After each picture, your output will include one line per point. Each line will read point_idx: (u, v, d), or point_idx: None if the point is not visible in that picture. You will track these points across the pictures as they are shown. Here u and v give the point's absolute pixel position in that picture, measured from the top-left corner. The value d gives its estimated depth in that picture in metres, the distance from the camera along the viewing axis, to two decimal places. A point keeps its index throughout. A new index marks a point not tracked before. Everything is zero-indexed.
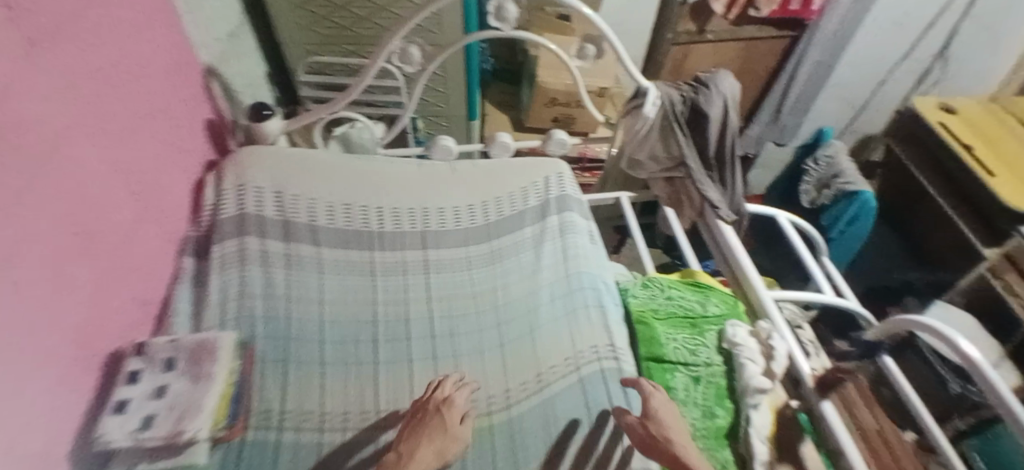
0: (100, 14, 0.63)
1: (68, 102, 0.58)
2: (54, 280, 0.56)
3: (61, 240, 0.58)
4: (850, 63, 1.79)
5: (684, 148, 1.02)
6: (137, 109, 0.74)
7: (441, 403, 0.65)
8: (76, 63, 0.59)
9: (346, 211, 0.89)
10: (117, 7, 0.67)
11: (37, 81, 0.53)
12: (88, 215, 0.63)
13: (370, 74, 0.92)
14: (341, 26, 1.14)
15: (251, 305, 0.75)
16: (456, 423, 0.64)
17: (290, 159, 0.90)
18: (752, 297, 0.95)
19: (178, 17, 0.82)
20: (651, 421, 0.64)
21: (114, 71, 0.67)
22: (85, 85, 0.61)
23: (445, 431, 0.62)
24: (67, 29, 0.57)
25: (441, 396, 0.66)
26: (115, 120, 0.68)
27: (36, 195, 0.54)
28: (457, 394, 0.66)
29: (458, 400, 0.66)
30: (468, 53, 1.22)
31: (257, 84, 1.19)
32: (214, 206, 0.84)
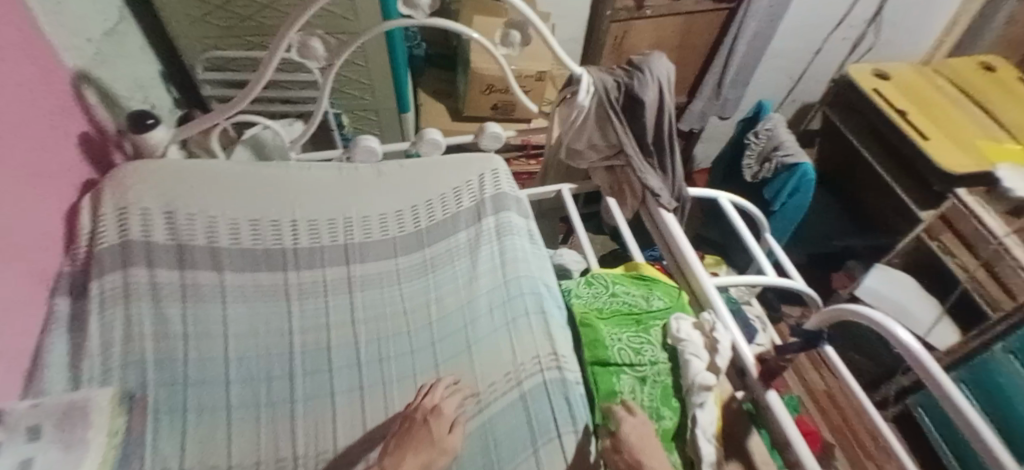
0: None
1: None
2: None
3: None
4: (786, 34, 1.80)
5: (621, 136, 0.97)
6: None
7: (429, 412, 0.65)
8: None
9: (253, 227, 0.80)
10: None
11: None
12: None
13: (269, 69, 0.81)
14: (240, 16, 1.02)
15: (140, 348, 0.66)
16: (447, 432, 0.64)
17: (180, 173, 0.79)
18: (696, 287, 0.93)
19: (27, 15, 0.69)
20: (622, 443, 0.62)
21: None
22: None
23: (433, 442, 0.61)
24: None
25: (430, 404, 0.66)
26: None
27: None
28: (446, 403, 0.67)
29: (447, 408, 0.66)
30: (391, 40, 1.12)
31: (149, 86, 1.05)
32: (92, 235, 0.73)
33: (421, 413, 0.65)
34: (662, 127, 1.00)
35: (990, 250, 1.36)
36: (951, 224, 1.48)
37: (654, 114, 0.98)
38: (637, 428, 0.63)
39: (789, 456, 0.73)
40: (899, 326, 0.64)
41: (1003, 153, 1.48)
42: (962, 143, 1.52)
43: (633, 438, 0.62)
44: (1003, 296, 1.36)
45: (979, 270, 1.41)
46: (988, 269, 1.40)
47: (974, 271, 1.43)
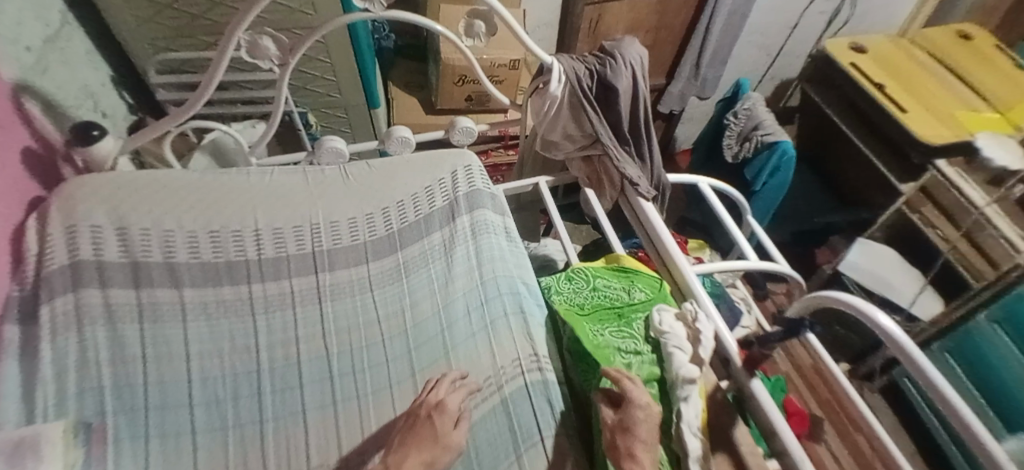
0: None
1: None
2: None
3: None
4: (764, 11, 1.77)
5: (596, 126, 0.93)
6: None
7: (434, 408, 0.61)
8: None
9: (212, 240, 0.76)
10: None
11: None
12: None
13: (220, 70, 0.77)
14: (190, 15, 0.97)
15: (97, 374, 0.63)
16: (452, 430, 0.61)
17: (130, 186, 0.74)
18: (678, 275, 0.92)
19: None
20: (624, 434, 0.62)
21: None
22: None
23: (436, 442, 0.58)
24: None
25: (434, 400, 0.63)
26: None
27: None
28: (451, 398, 0.63)
29: (451, 403, 0.62)
30: (354, 32, 1.07)
31: (97, 91, 0.99)
32: (38, 255, 0.68)
33: (424, 413, 0.61)
34: (637, 115, 0.98)
35: (971, 220, 1.37)
36: (934, 198, 1.47)
37: (629, 101, 0.96)
38: (644, 422, 0.63)
39: (774, 445, 0.72)
40: (879, 311, 0.63)
41: (980, 122, 1.49)
42: (940, 114, 1.52)
43: (633, 430, 0.62)
44: (982, 264, 1.36)
45: (961, 241, 1.41)
46: (969, 239, 1.40)
47: (957, 243, 1.42)
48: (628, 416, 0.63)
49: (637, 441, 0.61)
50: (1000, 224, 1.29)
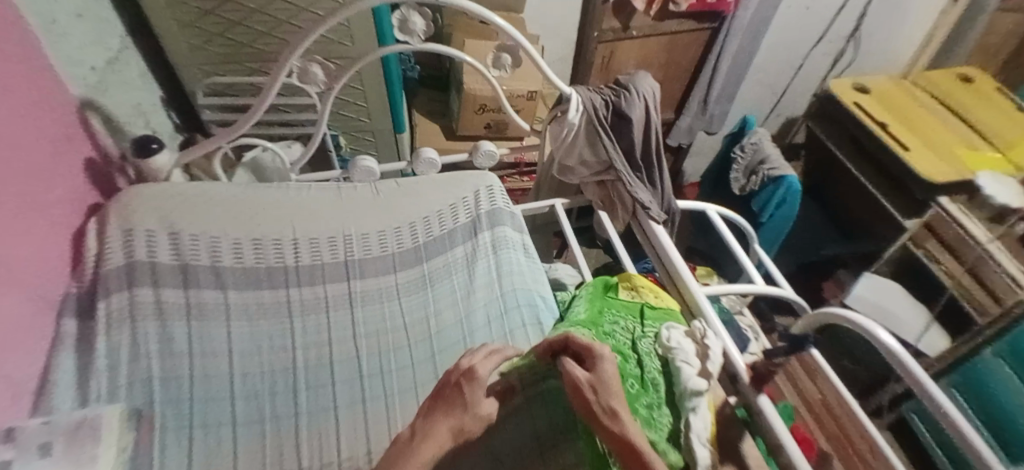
0: None
1: None
2: None
3: None
4: (767, 51, 1.88)
5: (611, 152, 1.00)
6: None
7: (463, 375, 0.63)
8: None
9: (255, 247, 0.81)
10: None
11: None
12: None
13: (272, 92, 0.85)
14: (240, 43, 1.06)
15: (146, 366, 0.67)
16: (475, 396, 0.62)
17: (184, 195, 0.81)
18: (688, 296, 0.96)
19: (25, 43, 0.71)
20: (601, 387, 0.63)
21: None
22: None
23: (465, 408, 0.61)
24: None
25: (465, 366, 0.64)
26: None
27: None
28: (482, 364, 0.64)
29: (482, 370, 0.64)
30: (387, 64, 1.16)
31: (149, 110, 1.08)
32: (98, 256, 0.74)
33: (454, 379, 0.63)
34: (649, 143, 1.04)
35: (975, 255, 1.38)
36: (935, 232, 1.51)
37: (642, 130, 1.02)
38: (615, 375, 0.64)
39: (782, 460, 0.74)
40: (880, 327, 0.68)
41: (982, 160, 1.54)
42: (941, 151, 1.59)
43: (609, 387, 0.63)
44: (987, 299, 1.36)
45: (965, 276, 1.42)
46: (974, 275, 1.40)
47: (962, 278, 1.43)
48: (600, 375, 0.64)
49: (616, 391, 0.63)
50: (1001, 260, 1.30)
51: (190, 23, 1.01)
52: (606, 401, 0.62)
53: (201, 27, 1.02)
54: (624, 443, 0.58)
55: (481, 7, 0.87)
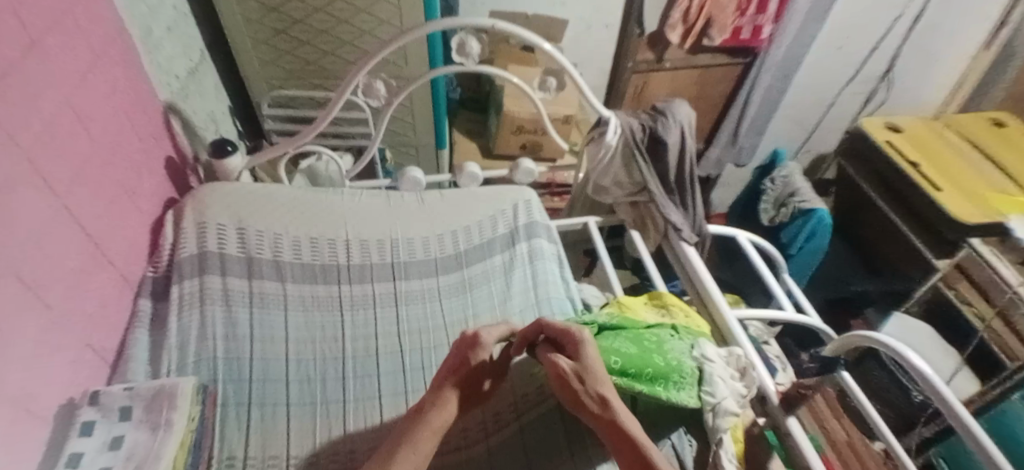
0: (57, 55, 0.63)
1: (33, 150, 0.58)
2: (27, 340, 0.55)
3: (14, 295, 0.54)
4: (798, 88, 1.92)
5: (646, 175, 1.05)
6: (87, 147, 0.69)
7: (469, 345, 0.67)
8: (35, 112, 0.59)
9: (313, 245, 0.88)
10: (74, 45, 0.66)
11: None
12: (43, 264, 0.59)
13: (337, 106, 0.98)
14: (305, 60, 1.16)
15: (213, 346, 0.73)
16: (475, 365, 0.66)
17: (251, 194, 0.89)
18: (718, 317, 0.98)
19: (129, 53, 0.81)
20: (586, 375, 0.65)
21: (53, 105, 0.62)
22: (23, 121, 0.56)
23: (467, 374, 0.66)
24: (24, 77, 0.57)
25: (472, 336, 0.68)
26: (60, 165, 0.63)
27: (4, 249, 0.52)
28: (485, 334, 0.69)
29: (486, 339, 0.68)
30: (435, 86, 1.24)
31: (219, 118, 1.18)
32: (174, 245, 0.82)
33: (460, 350, 0.67)
34: (683, 168, 1.09)
35: (1005, 299, 1.42)
36: (966, 273, 1.54)
37: (677, 155, 1.07)
38: (598, 359, 0.66)
39: None
40: (911, 351, 0.71)
41: (1018, 204, 1.53)
42: (975, 195, 1.57)
43: (596, 374, 0.65)
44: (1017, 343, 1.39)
45: (996, 319, 1.45)
46: (1003, 318, 1.44)
47: (989, 319, 1.47)
48: (583, 365, 0.65)
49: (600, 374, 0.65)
50: None
51: (263, 40, 1.11)
52: (589, 383, 0.64)
53: (272, 45, 1.12)
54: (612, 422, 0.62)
55: (531, 34, 0.95)
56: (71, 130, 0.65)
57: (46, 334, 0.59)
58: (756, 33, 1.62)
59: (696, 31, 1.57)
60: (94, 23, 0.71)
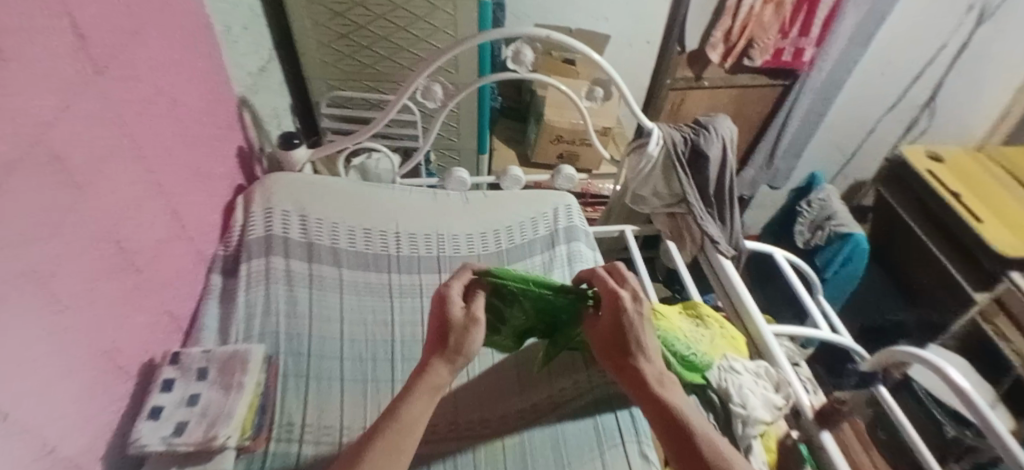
0: (150, 46, 0.70)
1: (124, 129, 0.64)
2: (111, 299, 0.61)
3: (101, 257, 0.59)
4: (838, 112, 1.91)
5: (686, 188, 1.07)
6: (173, 131, 0.76)
7: (440, 301, 0.64)
8: (128, 95, 0.65)
9: (366, 235, 0.93)
10: (165, 38, 0.73)
11: (92, 110, 0.58)
12: (128, 232, 0.65)
13: (394, 108, 1.04)
14: (364, 64, 1.23)
15: (275, 322, 0.78)
16: (458, 316, 0.62)
17: (312, 185, 0.96)
18: (753, 330, 1.00)
19: (213, 49, 0.89)
20: (632, 340, 0.64)
21: (146, 91, 0.69)
22: (122, 101, 0.64)
23: (450, 334, 0.61)
24: (119, 61, 0.63)
25: (439, 293, 0.64)
26: (148, 144, 0.70)
27: (89, 213, 0.57)
28: (453, 287, 0.65)
29: (452, 292, 0.64)
30: (482, 94, 1.29)
31: (282, 114, 1.26)
32: (243, 227, 0.89)
33: (437, 312, 0.64)
34: (723, 182, 1.11)
35: None
36: (1006, 308, 1.52)
37: (717, 169, 1.09)
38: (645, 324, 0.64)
39: None
40: (950, 366, 0.72)
41: None
42: (1017, 228, 1.54)
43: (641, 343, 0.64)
44: None
45: None
46: None
47: None
48: (628, 331, 0.64)
49: (637, 338, 0.64)
50: None
51: (327, 44, 1.19)
52: (622, 346, 0.65)
53: (335, 48, 1.19)
54: (641, 390, 0.62)
55: (581, 46, 0.99)
56: (159, 115, 0.72)
57: (130, 294, 0.65)
58: (797, 55, 1.63)
59: (736, 51, 1.60)
60: (188, 20, 0.79)
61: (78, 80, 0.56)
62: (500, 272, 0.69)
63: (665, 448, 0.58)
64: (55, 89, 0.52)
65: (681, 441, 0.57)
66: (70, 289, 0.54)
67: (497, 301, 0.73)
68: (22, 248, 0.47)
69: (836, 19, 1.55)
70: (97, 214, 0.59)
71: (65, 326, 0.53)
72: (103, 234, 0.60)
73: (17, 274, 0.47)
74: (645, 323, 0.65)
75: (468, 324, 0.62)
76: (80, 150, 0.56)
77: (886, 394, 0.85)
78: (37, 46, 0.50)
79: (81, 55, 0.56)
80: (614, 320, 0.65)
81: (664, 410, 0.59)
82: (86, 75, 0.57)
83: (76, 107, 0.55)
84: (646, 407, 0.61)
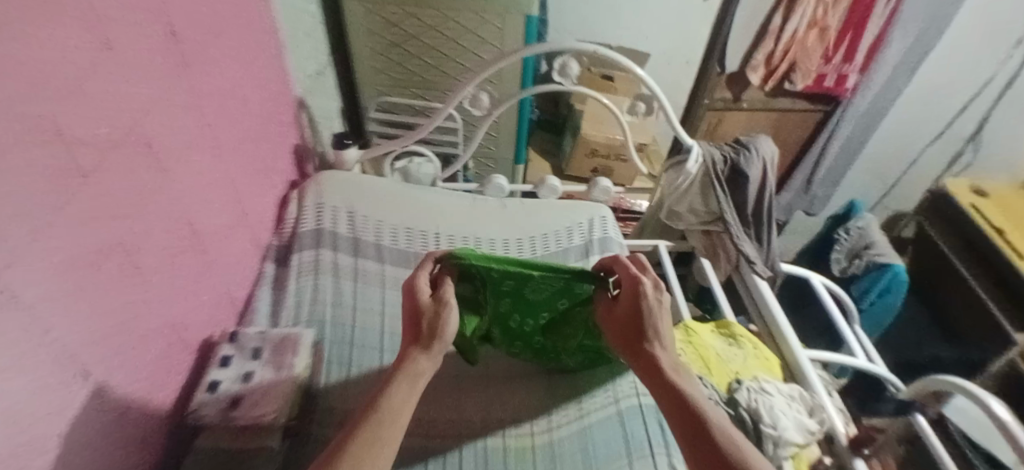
0: (229, 47, 0.75)
1: (202, 122, 0.69)
2: (180, 276, 0.65)
3: (176, 238, 0.64)
4: (880, 140, 1.87)
5: (723, 205, 1.08)
6: (243, 127, 0.81)
7: (408, 289, 0.64)
8: (208, 91, 0.71)
9: (408, 234, 0.97)
10: (242, 41, 0.79)
11: (178, 104, 0.64)
12: (200, 217, 0.70)
13: (441, 115, 1.09)
14: (412, 72, 1.28)
15: (321, 311, 0.82)
16: (426, 301, 0.62)
17: (360, 184, 1.01)
18: (789, 354, 0.98)
19: (281, 53, 0.95)
20: (646, 325, 0.64)
21: (223, 88, 0.75)
22: (204, 96, 0.69)
23: (420, 322, 0.61)
24: (203, 59, 0.69)
25: (408, 283, 0.65)
26: (223, 137, 0.75)
27: (168, 197, 0.62)
28: (420, 276, 0.65)
29: (419, 280, 0.64)
30: (522, 106, 1.33)
31: (333, 117, 1.32)
32: (296, 220, 0.94)
33: (407, 301, 0.64)
34: (762, 202, 1.10)
35: None
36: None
37: (756, 189, 1.09)
38: (659, 311, 0.64)
39: None
40: (993, 399, 0.73)
41: None
42: None
43: (656, 327, 0.64)
44: None
45: None
46: None
47: None
48: (642, 315, 0.64)
49: (653, 323, 0.64)
50: None
51: (380, 52, 1.25)
52: (638, 330, 0.64)
53: (387, 56, 1.25)
54: (654, 375, 0.61)
55: (627, 62, 1.02)
56: (232, 110, 0.77)
57: (198, 274, 0.70)
58: (840, 81, 1.62)
59: (778, 74, 1.60)
60: (262, 25, 0.85)
61: (169, 74, 0.61)
62: (461, 252, 0.68)
63: (677, 434, 0.57)
64: (150, 83, 0.58)
65: (693, 428, 0.55)
66: (149, 264, 0.59)
67: (468, 290, 0.76)
68: (110, 224, 0.52)
69: (882, 47, 1.54)
70: (176, 198, 0.64)
71: (142, 298, 0.58)
72: (179, 217, 0.65)
73: (106, 248, 0.52)
74: (663, 310, 0.64)
75: (437, 307, 0.62)
76: (166, 139, 0.61)
77: (923, 421, 0.84)
78: (137, 43, 0.55)
79: (172, 54, 0.61)
80: (633, 303, 0.65)
81: (677, 396, 0.58)
82: (175, 71, 0.62)
83: (165, 99, 0.61)
84: (659, 392, 0.60)
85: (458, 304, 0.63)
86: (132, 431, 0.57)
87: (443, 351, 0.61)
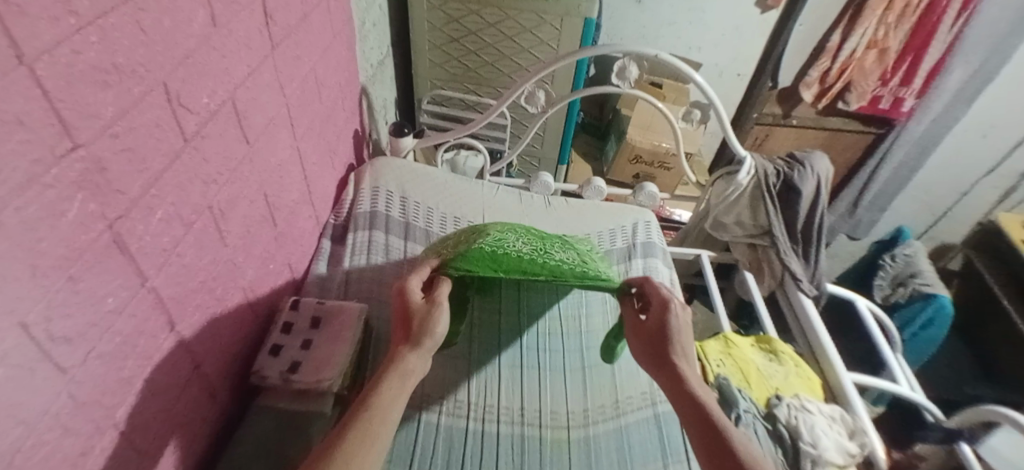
0: (310, 32, 0.79)
1: (283, 99, 0.73)
2: (254, 243, 0.69)
3: (254, 207, 0.68)
4: (933, 167, 1.81)
5: (773, 218, 1.08)
6: (315, 107, 0.85)
7: (399, 291, 0.65)
8: (290, 71, 0.74)
9: (456, 223, 0.99)
10: (321, 27, 0.83)
11: (266, 81, 0.67)
12: (274, 190, 0.74)
13: (495, 111, 1.11)
14: (467, 67, 1.31)
15: (372, 289, 0.84)
16: (419, 302, 0.63)
17: (413, 171, 1.04)
18: (832, 378, 0.96)
19: (352, 40, 0.99)
20: (671, 341, 0.64)
21: (303, 70, 0.79)
22: (286, 76, 0.73)
23: (410, 321, 0.61)
24: (289, 41, 0.73)
25: (398, 286, 0.65)
26: (298, 116, 0.79)
27: (250, 168, 0.66)
28: (412, 280, 0.66)
29: (411, 285, 0.65)
30: (570, 108, 1.34)
31: (390, 106, 1.36)
32: (353, 201, 0.98)
33: (398, 301, 0.64)
34: (812, 220, 1.10)
35: None
36: None
37: (808, 205, 1.10)
38: (682, 331, 0.65)
39: None
40: None
41: None
42: None
43: (682, 344, 0.65)
44: None
45: None
46: None
47: None
48: (667, 331, 0.65)
49: (679, 340, 0.65)
50: None
51: (438, 46, 1.28)
52: (663, 344, 0.65)
53: (445, 51, 1.28)
54: (677, 388, 0.61)
55: (687, 68, 1.01)
56: (307, 92, 0.81)
57: (267, 243, 0.73)
58: (896, 104, 1.57)
59: (832, 93, 1.56)
60: (338, 13, 0.89)
61: (260, 53, 0.65)
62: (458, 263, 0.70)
63: (694, 447, 0.56)
64: (245, 59, 0.61)
65: (713, 443, 0.55)
66: (230, 229, 0.62)
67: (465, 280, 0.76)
68: (204, 189, 0.56)
69: (942, 73, 1.49)
70: (256, 169, 0.68)
71: (222, 260, 0.62)
72: (257, 188, 0.69)
73: (200, 211, 0.55)
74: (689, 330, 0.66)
75: (429, 308, 0.62)
76: (254, 113, 0.65)
77: (967, 451, 0.82)
78: (239, 21, 0.59)
79: (264, 34, 0.65)
80: (661, 319, 0.67)
81: (700, 410, 0.58)
82: (265, 50, 0.66)
83: (256, 75, 0.64)
84: (681, 405, 0.59)
85: (448, 305, 0.63)
86: (203, 382, 0.62)
87: (433, 349, 0.60)
